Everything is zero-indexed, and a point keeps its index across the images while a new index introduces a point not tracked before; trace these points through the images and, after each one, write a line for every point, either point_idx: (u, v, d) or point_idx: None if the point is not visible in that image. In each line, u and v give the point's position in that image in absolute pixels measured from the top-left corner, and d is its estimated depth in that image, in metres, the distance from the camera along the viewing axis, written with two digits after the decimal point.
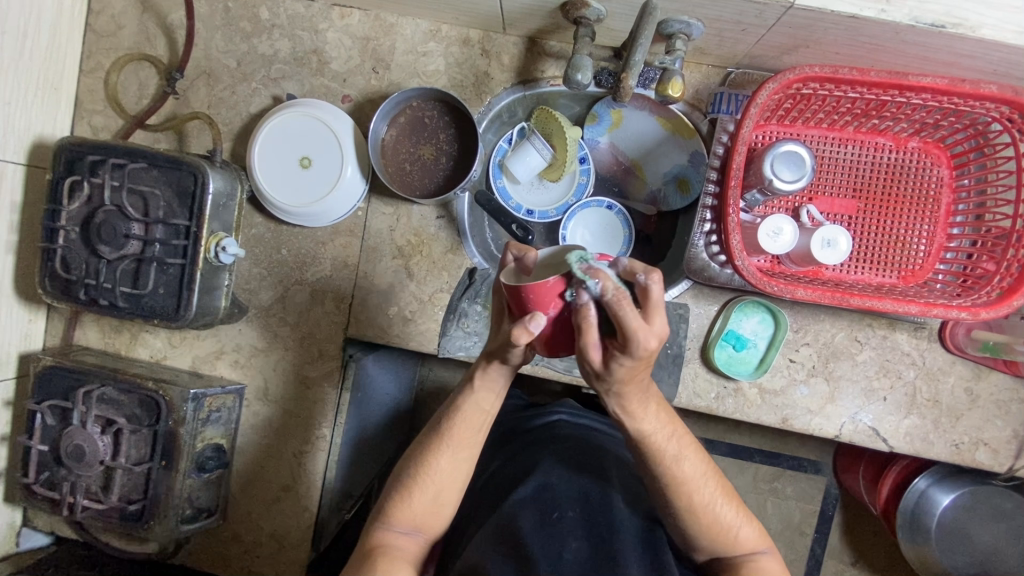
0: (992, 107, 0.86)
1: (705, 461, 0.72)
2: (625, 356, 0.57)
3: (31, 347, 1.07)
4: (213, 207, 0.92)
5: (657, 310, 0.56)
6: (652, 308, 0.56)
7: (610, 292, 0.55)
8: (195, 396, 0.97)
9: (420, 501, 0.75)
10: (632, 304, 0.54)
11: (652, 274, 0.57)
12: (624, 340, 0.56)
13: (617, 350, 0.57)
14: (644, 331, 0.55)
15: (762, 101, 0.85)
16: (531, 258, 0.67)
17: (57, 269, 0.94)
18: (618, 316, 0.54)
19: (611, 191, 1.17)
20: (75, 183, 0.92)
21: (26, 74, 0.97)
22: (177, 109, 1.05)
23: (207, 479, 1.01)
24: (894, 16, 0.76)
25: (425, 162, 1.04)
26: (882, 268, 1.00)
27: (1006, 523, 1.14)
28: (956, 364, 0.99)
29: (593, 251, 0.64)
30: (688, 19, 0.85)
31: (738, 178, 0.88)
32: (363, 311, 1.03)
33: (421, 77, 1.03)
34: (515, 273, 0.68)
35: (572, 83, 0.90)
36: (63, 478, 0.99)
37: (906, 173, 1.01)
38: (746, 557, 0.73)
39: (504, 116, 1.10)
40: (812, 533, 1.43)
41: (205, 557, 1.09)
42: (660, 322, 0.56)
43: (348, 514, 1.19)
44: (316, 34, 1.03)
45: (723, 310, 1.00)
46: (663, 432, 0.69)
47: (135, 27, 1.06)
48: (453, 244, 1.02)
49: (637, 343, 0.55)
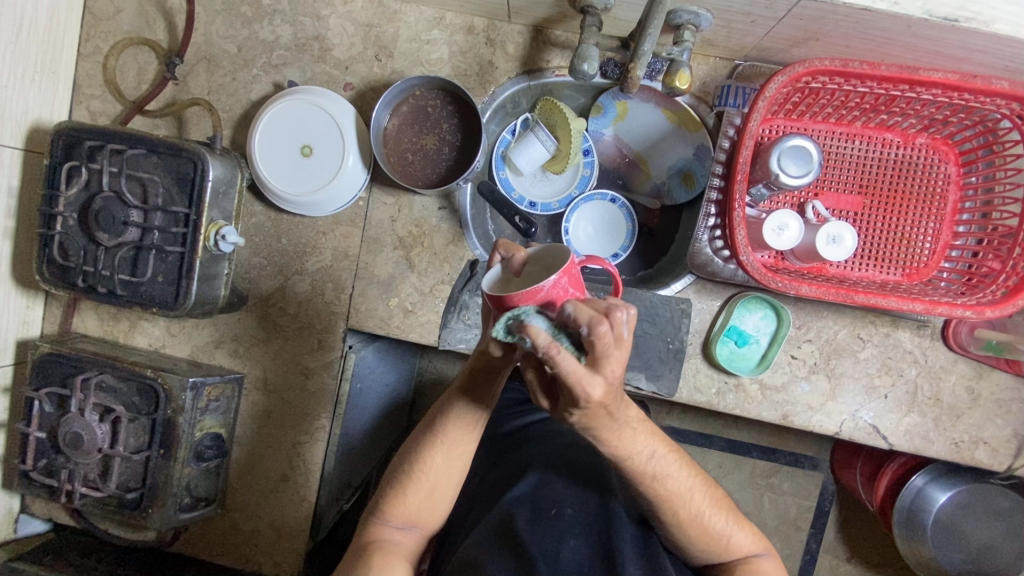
0: (1003, 103, 0.85)
1: (693, 474, 0.71)
2: (574, 405, 0.55)
3: (30, 333, 1.07)
4: (213, 195, 0.91)
5: (603, 359, 0.52)
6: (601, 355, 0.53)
7: (539, 350, 0.51)
8: (195, 384, 0.96)
9: (416, 496, 0.75)
10: (567, 360, 0.51)
11: (596, 324, 0.51)
12: (569, 393, 0.53)
13: (568, 399, 0.55)
14: (584, 383, 0.52)
15: (770, 95, 0.84)
16: (520, 258, 0.67)
17: (55, 255, 0.93)
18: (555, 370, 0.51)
19: (615, 183, 1.17)
20: (73, 168, 0.91)
21: (23, 56, 0.96)
22: (177, 94, 1.04)
23: (206, 468, 1.01)
24: (907, 8, 0.75)
25: (428, 151, 1.03)
26: (886, 266, 1.00)
27: (1002, 521, 1.15)
28: (959, 363, 0.98)
29: (569, 260, 0.61)
30: (697, 9, 0.84)
31: (744, 172, 0.87)
32: (363, 302, 1.02)
33: (425, 64, 1.01)
34: (504, 273, 0.69)
35: (578, 73, 0.88)
36: (62, 465, 0.98)
37: (914, 169, 1.00)
38: (741, 560, 0.73)
39: (508, 107, 1.07)
40: (807, 528, 1.44)
41: (201, 545, 1.09)
42: (606, 370, 0.52)
43: (346, 504, 1.20)
44: (318, 20, 1.01)
45: (727, 305, 0.99)
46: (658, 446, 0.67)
47: (135, 10, 1.04)
48: (455, 235, 1.01)
49: (579, 395, 0.52)
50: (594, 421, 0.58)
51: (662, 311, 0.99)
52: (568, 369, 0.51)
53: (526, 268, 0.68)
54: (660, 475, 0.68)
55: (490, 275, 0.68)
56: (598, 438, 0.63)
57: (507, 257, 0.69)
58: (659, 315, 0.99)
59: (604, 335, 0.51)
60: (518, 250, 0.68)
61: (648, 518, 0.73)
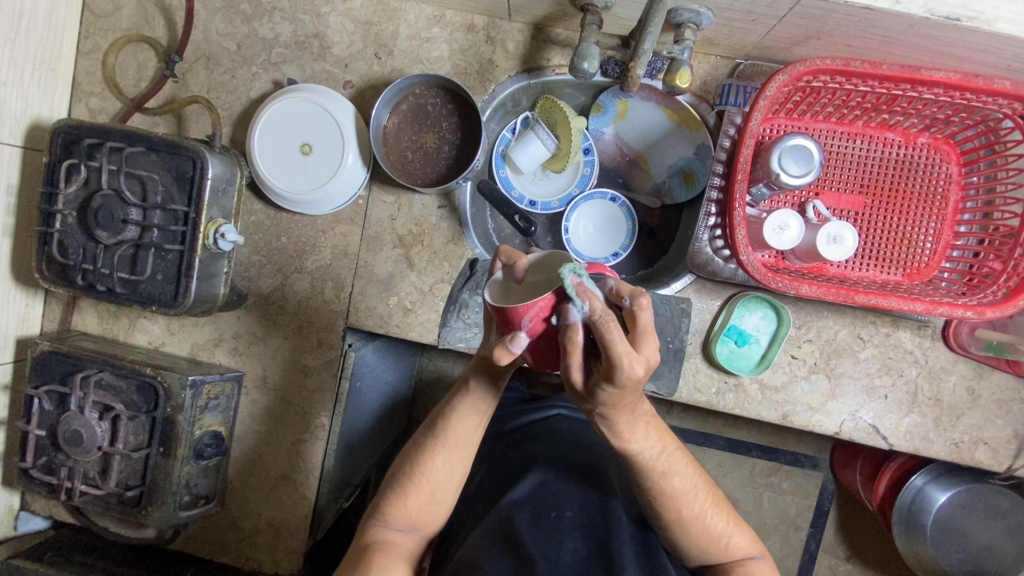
0: (1005, 103, 0.84)
1: (696, 473, 0.71)
2: (608, 382, 0.54)
3: (29, 331, 1.07)
4: (212, 193, 0.91)
5: (645, 336, 0.56)
6: (640, 333, 0.56)
7: (596, 313, 0.53)
8: (193, 383, 0.96)
9: (416, 498, 0.75)
10: (617, 330, 0.52)
11: (641, 297, 0.57)
12: (610, 366, 0.53)
13: (602, 375, 0.55)
14: (631, 355, 0.52)
15: (771, 94, 0.83)
16: (523, 266, 0.67)
17: (55, 253, 0.93)
18: (603, 338, 0.52)
19: (615, 182, 1.17)
20: (72, 167, 0.91)
21: (22, 53, 0.96)
22: (176, 92, 1.04)
23: (205, 466, 1.01)
24: (909, 7, 0.74)
25: (428, 150, 1.03)
26: (887, 265, 1.00)
27: (1001, 521, 1.15)
28: (959, 363, 0.98)
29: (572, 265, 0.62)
30: (699, 7, 0.84)
31: (745, 171, 0.87)
32: (363, 300, 1.02)
33: (425, 62, 1.01)
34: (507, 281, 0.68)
35: (577, 72, 0.88)
36: (61, 463, 0.98)
37: (915, 168, 1.00)
38: (738, 562, 0.73)
39: (508, 105, 1.07)
40: (807, 527, 1.44)
41: (201, 543, 1.09)
42: (647, 349, 0.55)
43: (346, 502, 1.20)
44: (318, 18, 1.01)
45: (726, 306, 0.99)
46: (657, 447, 0.67)
47: (134, 8, 1.04)
48: (454, 234, 1.01)
49: (621, 369, 0.52)
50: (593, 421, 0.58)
51: (662, 310, 0.99)
52: (616, 339, 0.52)
53: (527, 277, 0.67)
54: (658, 476, 0.68)
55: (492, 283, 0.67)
56: None
57: (508, 263, 0.68)
58: (659, 316, 0.98)
59: (646, 309, 0.56)
60: (520, 257, 0.68)
61: (647, 519, 0.73)
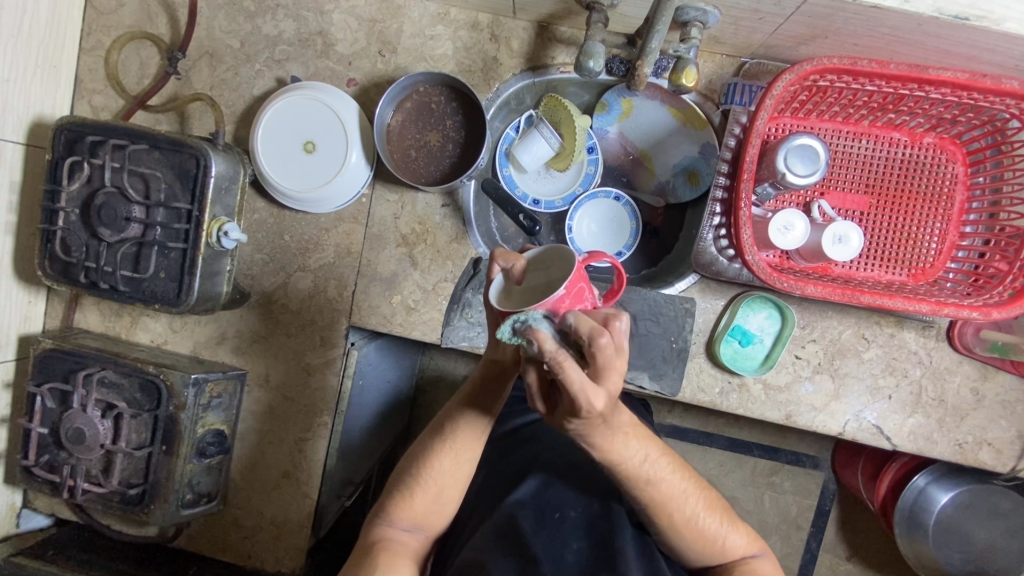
0: (1012, 102, 0.84)
1: (694, 472, 0.71)
2: (574, 414, 0.56)
3: (31, 329, 1.07)
4: (215, 190, 0.91)
5: (606, 370, 0.53)
6: (600, 369, 0.53)
7: (546, 356, 0.52)
8: (196, 381, 0.95)
9: (422, 499, 0.75)
10: (574, 369, 0.51)
11: (597, 335, 0.52)
12: (571, 401, 0.54)
13: (567, 408, 0.56)
14: (588, 392, 0.53)
15: (778, 93, 0.83)
16: (520, 268, 0.68)
17: (57, 251, 0.93)
18: (560, 378, 0.52)
19: (619, 181, 1.17)
20: (75, 164, 0.91)
21: (26, 50, 0.95)
22: (178, 90, 1.03)
23: (207, 464, 1.01)
24: (917, 7, 0.74)
25: (432, 149, 1.03)
26: (892, 266, 0.99)
27: (1003, 522, 1.15)
28: (963, 364, 0.98)
29: (575, 261, 0.61)
30: (705, 6, 0.83)
31: (751, 171, 0.86)
32: (366, 299, 1.01)
33: (429, 60, 1.00)
34: (506, 284, 0.68)
35: (583, 70, 0.87)
36: (64, 460, 0.98)
37: (921, 168, 0.99)
38: (741, 561, 0.73)
39: (512, 104, 1.07)
40: (808, 527, 1.44)
41: (205, 541, 1.09)
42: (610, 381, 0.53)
43: (347, 501, 1.20)
44: (321, 15, 1.00)
45: (731, 305, 0.99)
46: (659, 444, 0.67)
47: (136, 4, 1.03)
48: (458, 233, 1.01)
49: (581, 404, 0.53)
50: (596, 422, 0.58)
51: (665, 310, 0.99)
52: (574, 377, 0.52)
53: (527, 276, 0.68)
54: (663, 475, 0.68)
55: (493, 289, 0.67)
56: (602, 438, 0.62)
57: (507, 266, 0.68)
58: (662, 315, 0.98)
59: (605, 347, 0.52)
60: (517, 259, 0.68)
61: (649, 519, 0.72)
